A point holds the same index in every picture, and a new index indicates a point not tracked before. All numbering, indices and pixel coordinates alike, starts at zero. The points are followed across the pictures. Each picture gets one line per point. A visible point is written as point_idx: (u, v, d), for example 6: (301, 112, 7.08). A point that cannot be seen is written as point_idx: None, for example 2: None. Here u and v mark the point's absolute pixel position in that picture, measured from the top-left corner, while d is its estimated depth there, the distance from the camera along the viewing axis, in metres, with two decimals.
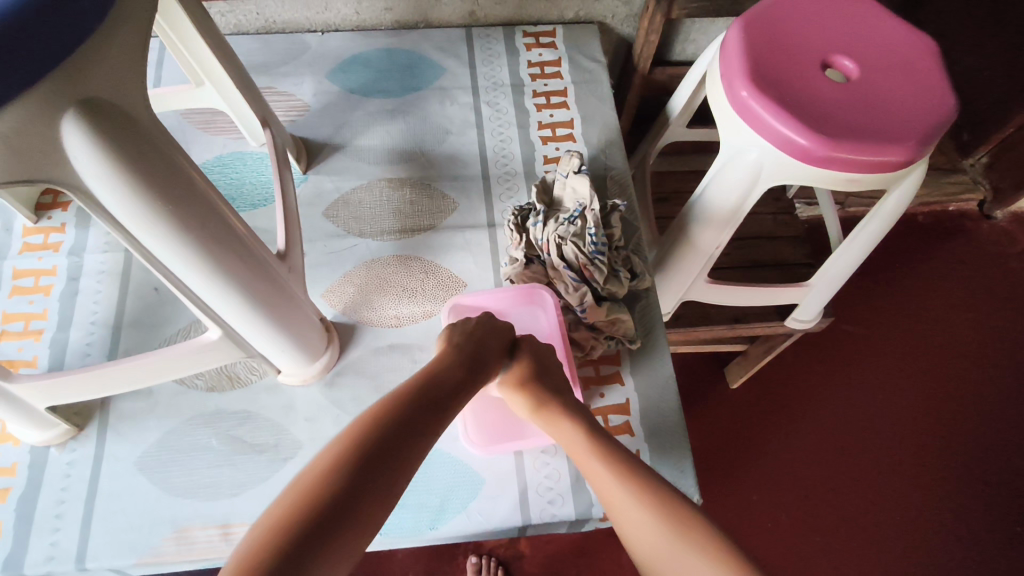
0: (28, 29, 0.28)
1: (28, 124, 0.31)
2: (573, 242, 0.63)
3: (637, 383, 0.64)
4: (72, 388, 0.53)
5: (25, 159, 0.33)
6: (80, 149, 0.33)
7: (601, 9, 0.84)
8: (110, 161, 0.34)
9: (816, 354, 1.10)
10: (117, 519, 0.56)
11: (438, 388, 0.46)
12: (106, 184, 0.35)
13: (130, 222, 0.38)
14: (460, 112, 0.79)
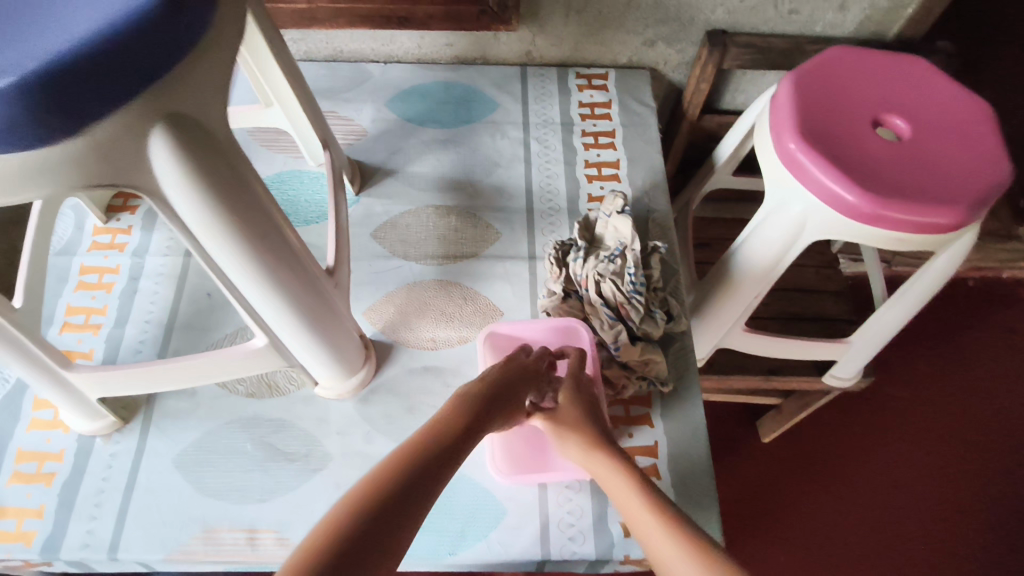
0: (130, 50, 0.32)
1: (121, 134, 0.34)
2: (612, 280, 0.64)
3: (666, 426, 0.64)
4: (124, 382, 0.56)
5: (113, 167, 0.35)
6: (163, 160, 0.36)
7: (655, 56, 0.87)
8: (189, 170, 0.37)
9: (854, 414, 1.07)
10: (151, 513, 0.58)
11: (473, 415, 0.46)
12: (183, 191, 0.38)
13: (199, 227, 0.40)
14: (510, 146, 0.81)
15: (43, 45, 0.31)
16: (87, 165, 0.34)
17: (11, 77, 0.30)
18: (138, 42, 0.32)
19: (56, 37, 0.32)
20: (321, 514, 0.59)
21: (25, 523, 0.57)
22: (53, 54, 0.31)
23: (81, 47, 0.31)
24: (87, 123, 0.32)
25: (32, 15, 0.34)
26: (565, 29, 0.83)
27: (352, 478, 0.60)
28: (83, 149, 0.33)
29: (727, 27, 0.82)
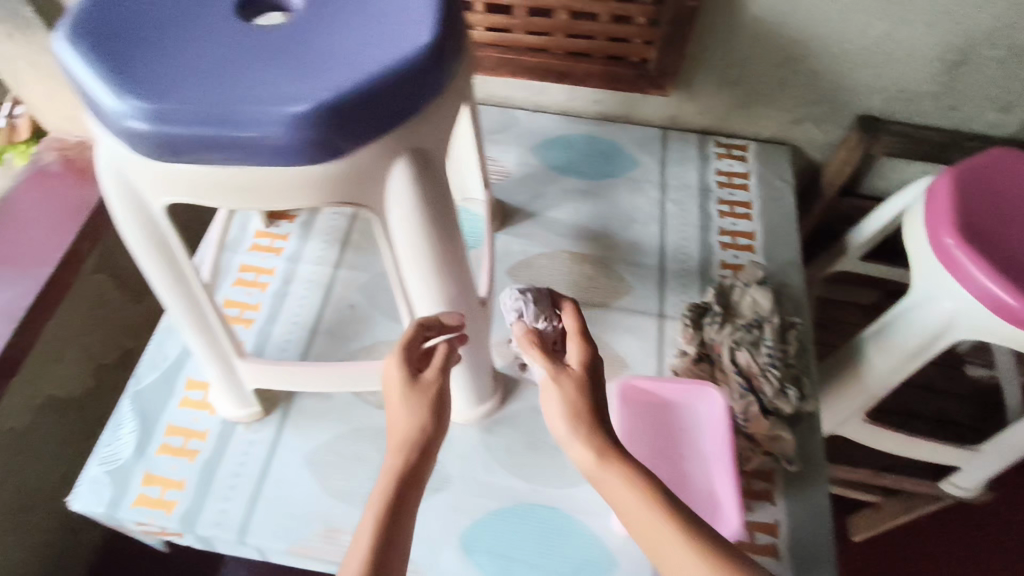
0: (401, 86, 0.36)
1: (373, 159, 0.38)
2: (748, 348, 0.64)
3: (788, 507, 0.62)
4: (284, 378, 0.60)
5: (359, 189, 0.39)
6: (399, 186, 0.40)
7: (799, 134, 0.88)
8: (418, 203, 0.41)
9: (962, 529, 1.00)
10: (280, 504, 0.61)
11: (404, 499, 0.38)
12: (405, 219, 0.41)
13: (406, 252, 0.44)
14: (647, 205, 0.83)
15: (331, 74, 0.36)
16: (339, 185, 0.38)
17: (309, 104, 0.34)
18: (409, 82, 0.37)
19: (340, 67, 0.36)
20: (436, 535, 0.60)
21: (168, 493, 0.61)
22: (342, 86, 0.35)
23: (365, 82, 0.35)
24: (353, 144, 0.36)
25: (310, 36, 0.38)
26: (715, 98, 0.85)
27: (469, 505, 0.62)
28: (342, 171, 0.38)
29: (880, 115, 0.82)
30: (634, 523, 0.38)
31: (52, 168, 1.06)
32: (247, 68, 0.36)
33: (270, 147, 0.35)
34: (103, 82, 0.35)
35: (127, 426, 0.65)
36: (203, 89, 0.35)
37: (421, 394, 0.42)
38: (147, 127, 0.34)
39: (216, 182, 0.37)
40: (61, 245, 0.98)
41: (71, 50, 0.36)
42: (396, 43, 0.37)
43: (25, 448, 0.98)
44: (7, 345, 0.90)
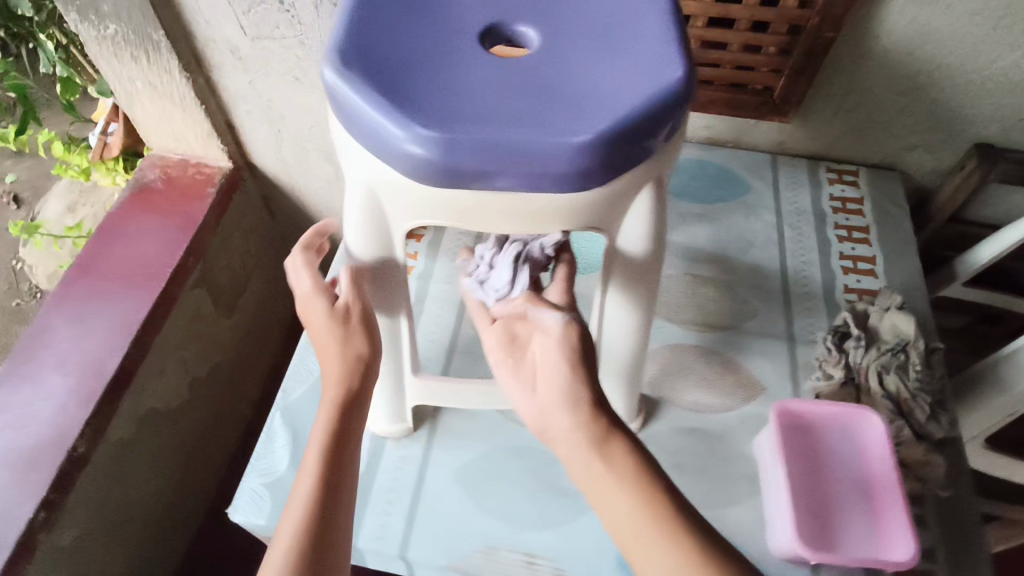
0: (672, 111, 0.37)
1: (630, 185, 0.39)
2: (897, 373, 0.65)
3: (942, 532, 0.62)
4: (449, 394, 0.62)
5: (608, 213, 0.40)
6: (641, 208, 0.41)
7: (909, 160, 0.89)
8: (654, 226, 0.42)
9: None
10: (437, 520, 0.62)
11: (338, 465, 0.47)
12: (634, 240, 0.43)
13: (622, 268, 0.46)
14: (764, 229, 0.84)
15: (605, 102, 0.36)
16: (592, 211, 0.39)
17: (594, 133, 0.35)
18: (676, 106, 0.37)
19: (610, 95, 0.37)
20: (594, 554, 0.60)
21: None
22: (620, 114, 0.36)
23: (642, 108, 0.36)
24: (623, 169, 0.37)
25: (566, 62, 0.38)
26: (829, 125, 0.87)
27: None
28: (603, 198, 0.38)
29: (997, 142, 0.83)
30: (593, 490, 0.47)
31: (156, 184, 1.08)
32: (518, 95, 0.36)
33: (552, 175, 0.36)
34: (385, 109, 0.36)
35: (280, 439, 0.66)
36: (485, 117, 0.35)
37: (361, 345, 0.49)
38: (433, 156, 0.35)
39: (481, 206, 0.38)
40: (170, 259, 1.00)
41: (342, 77, 0.37)
42: (657, 70, 0.38)
43: (129, 459, 0.99)
44: (124, 358, 0.91)
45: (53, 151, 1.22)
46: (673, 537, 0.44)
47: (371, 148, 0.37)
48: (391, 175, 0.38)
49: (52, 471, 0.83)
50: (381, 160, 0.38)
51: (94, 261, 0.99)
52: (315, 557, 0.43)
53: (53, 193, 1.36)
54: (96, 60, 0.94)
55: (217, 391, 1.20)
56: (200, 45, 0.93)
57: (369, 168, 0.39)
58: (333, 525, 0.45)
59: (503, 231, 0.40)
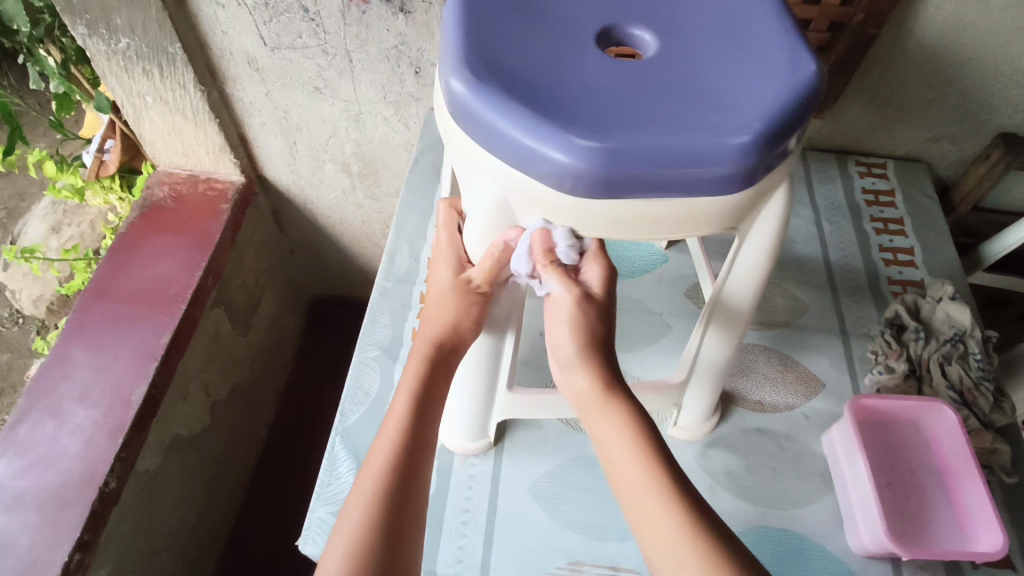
0: (806, 110, 0.38)
1: (769, 184, 0.40)
2: (959, 364, 0.66)
3: (1012, 518, 0.63)
4: (533, 407, 0.61)
5: (746, 214, 0.41)
6: (774, 209, 0.42)
7: (934, 151, 0.90)
8: (780, 224, 0.43)
9: None
10: (516, 538, 0.60)
11: (419, 430, 0.46)
12: (764, 238, 0.44)
13: (747, 266, 0.47)
14: (803, 224, 0.85)
15: (749, 104, 0.37)
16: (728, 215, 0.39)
17: (751, 135, 0.36)
18: (808, 105, 0.38)
19: (750, 95, 0.38)
20: None
21: None
22: (769, 115, 0.37)
23: (782, 109, 0.37)
24: (766, 171, 0.38)
25: (695, 68, 0.40)
26: (858, 120, 0.88)
27: None
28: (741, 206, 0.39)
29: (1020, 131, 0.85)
30: (604, 443, 0.47)
31: (166, 202, 1.03)
32: (660, 101, 0.37)
33: (709, 180, 0.37)
34: (538, 125, 0.36)
35: (344, 464, 0.64)
36: (639, 126, 0.36)
37: (472, 320, 0.49)
38: (593, 167, 0.35)
39: (630, 216, 0.38)
40: (189, 280, 0.96)
41: (484, 97, 0.37)
42: (786, 69, 0.39)
43: (156, 490, 0.94)
44: (150, 386, 0.88)
45: (44, 169, 1.12)
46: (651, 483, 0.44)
47: (518, 164, 0.37)
48: (539, 190, 0.38)
49: (85, 511, 0.79)
50: (527, 175, 0.38)
51: (108, 285, 0.95)
52: (387, 533, 0.41)
53: (32, 213, 1.28)
54: (104, 76, 0.90)
55: (235, 413, 1.15)
56: (216, 56, 0.90)
57: (511, 180, 0.39)
58: (411, 507, 0.43)
59: (640, 239, 0.40)
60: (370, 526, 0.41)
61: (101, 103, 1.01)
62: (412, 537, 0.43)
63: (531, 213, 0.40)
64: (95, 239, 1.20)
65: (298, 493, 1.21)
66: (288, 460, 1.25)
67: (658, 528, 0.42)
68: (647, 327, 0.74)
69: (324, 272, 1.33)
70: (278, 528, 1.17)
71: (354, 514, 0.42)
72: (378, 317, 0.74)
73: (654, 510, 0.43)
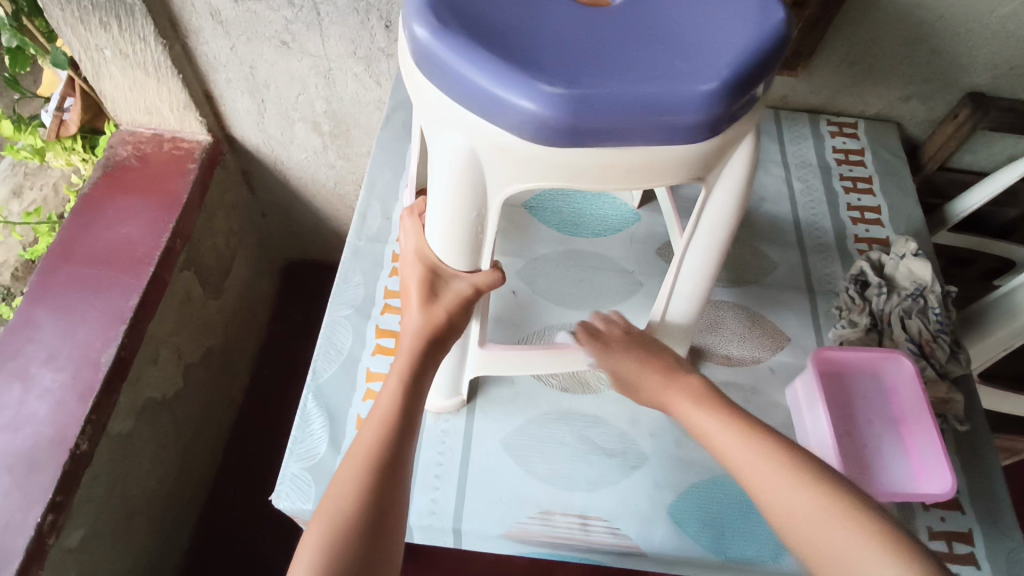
0: (775, 57, 0.38)
1: (733, 135, 0.39)
2: (919, 317, 0.67)
3: (961, 463, 0.66)
4: (506, 364, 0.61)
5: (715, 162, 0.40)
6: (740, 160, 0.42)
7: (904, 111, 0.91)
8: (746, 182, 0.43)
9: None
10: (487, 490, 0.62)
11: (410, 408, 0.48)
12: (730, 191, 0.44)
13: (712, 223, 0.46)
14: (775, 183, 0.85)
15: (718, 53, 0.37)
16: (694, 166, 0.39)
17: (720, 82, 0.35)
18: (778, 51, 0.38)
19: (719, 42, 0.37)
20: (645, 508, 0.62)
21: None
22: (736, 62, 0.36)
23: (751, 56, 0.37)
24: (732, 121, 0.38)
25: (664, 17, 0.39)
26: (830, 79, 0.88)
27: (670, 479, 0.63)
28: (710, 154, 0.39)
29: (987, 91, 0.86)
30: (720, 444, 0.49)
31: (130, 162, 1.01)
32: (627, 49, 0.37)
33: (676, 128, 0.36)
34: (502, 72, 0.35)
35: (316, 421, 0.64)
36: (605, 72, 0.35)
37: (461, 318, 0.51)
38: (557, 114, 0.35)
39: (594, 165, 0.38)
40: (157, 242, 0.94)
41: (449, 46, 0.36)
42: (756, 16, 0.39)
43: (130, 454, 0.94)
44: (120, 349, 0.87)
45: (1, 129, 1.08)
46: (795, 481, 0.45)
47: (484, 113, 0.37)
48: (507, 140, 0.37)
49: (58, 472, 0.79)
50: (492, 124, 0.37)
51: (73, 246, 0.93)
52: (374, 500, 0.44)
53: None
54: (59, 28, 0.87)
55: (210, 376, 1.14)
56: (176, 8, 0.87)
57: (478, 129, 0.38)
58: (399, 478, 0.45)
59: (605, 190, 0.40)
60: (358, 493, 0.43)
61: (57, 58, 0.97)
62: (395, 501, 0.45)
63: (498, 165, 0.39)
64: (58, 202, 1.18)
65: (275, 456, 1.21)
66: (264, 424, 1.25)
67: (831, 531, 0.42)
68: (619, 285, 0.75)
69: (296, 236, 1.32)
70: (256, 491, 1.18)
71: (344, 481, 0.44)
72: (350, 276, 0.74)
73: (802, 514, 0.43)
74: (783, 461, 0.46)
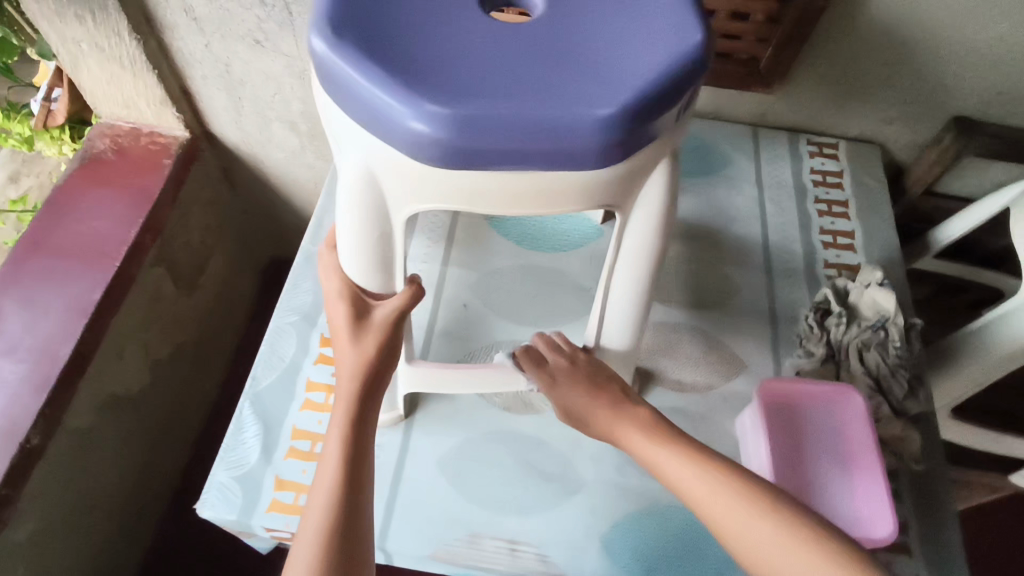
0: (688, 80, 0.35)
1: (643, 162, 0.38)
2: (877, 350, 0.65)
3: (914, 506, 0.63)
4: (439, 382, 0.60)
5: (626, 189, 0.38)
6: (655, 186, 0.40)
7: (888, 133, 0.88)
8: (665, 210, 0.41)
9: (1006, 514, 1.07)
10: (417, 509, 0.60)
11: (357, 456, 0.46)
12: (648, 217, 0.42)
13: (634, 251, 0.45)
14: (746, 203, 0.83)
15: (623, 74, 0.35)
16: (602, 193, 0.38)
17: (618, 106, 0.33)
18: (692, 74, 0.35)
19: (628, 62, 0.35)
20: (578, 536, 0.60)
21: (301, 499, 0.60)
22: (641, 86, 0.34)
23: (658, 79, 0.34)
24: (637, 148, 0.36)
25: (577, 32, 0.37)
26: (811, 97, 0.85)
27: (607, 507, 0.61)
28: (617, 180, 0.37)
29: (975, 115, 0.83)
30: (709, 508, 0.46)
31: (107, 156, 1.01)
32: (528, 66, 0.35)
33: (573, 153, 0.34)
34: (390, 88, 0.33)
35: (250, 429, 0.63)
36: (497, 92, 0.33)
37: (392, 352, 0.50)
38: (443, 137, 0.33)
39: (490, 189, 0.36)
40: (126, 237, 0.94)
41: (339, 55, 0.34)
42: (674, 35, 0.37)
43: (89, 447, 0.94)
44: (79, 344, 0.86)
45: None
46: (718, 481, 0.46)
47: (374, 131, 0.35)
48: (399, 159, 0.36)
49: (7, 464, 0.79)
50: (384, 142, 0.35)
51: (41, 238, 0.93)
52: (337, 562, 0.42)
53: None
54: (35, 20, 0.87)
55: (180, 372, 1.14)
56: (150, 4, 0.87)
57: (371, 147, 0.36)
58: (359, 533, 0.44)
59: (508, 214, 0.39)
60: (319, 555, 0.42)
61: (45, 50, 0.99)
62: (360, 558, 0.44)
63: (395, 185, 0.37)
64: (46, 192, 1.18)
65: None
66: None
67: None
68: (574, 302, 0.73)
69: (278, 233, 1.31)
70: None
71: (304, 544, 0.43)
72: (300, 282, 0.73)
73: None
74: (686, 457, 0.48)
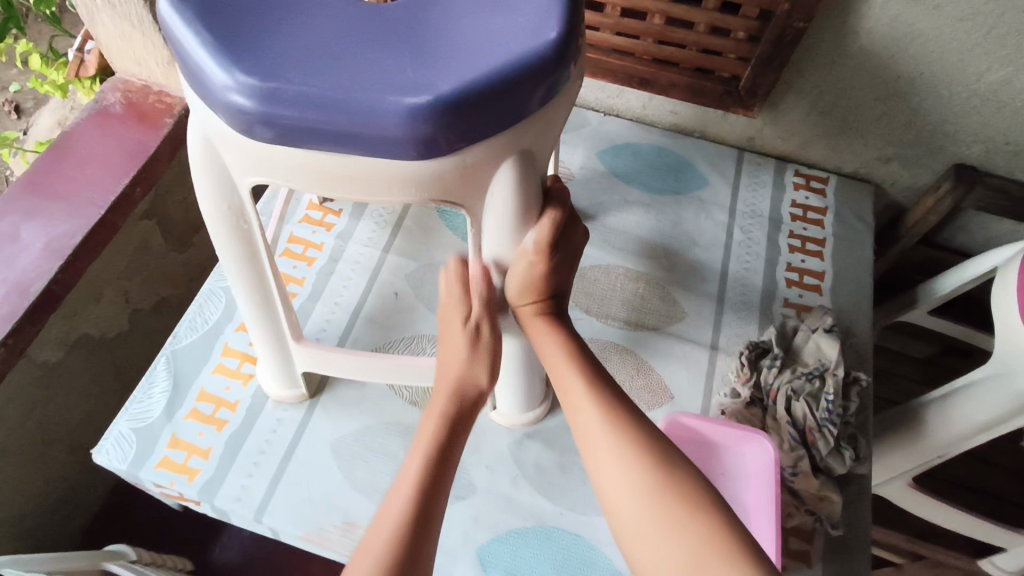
0: (525, 77, 0.34)
1: (481, 160, 0.36)
2: (806, 401, 0.60)
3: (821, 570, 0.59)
4: (336, 366, 0.59)
5: (461, 188, 0.38)
6: (501, 187, 0.38)
7: (885, 173, 0.82)
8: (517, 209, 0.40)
9: None
10: (300, 489, 0.60)
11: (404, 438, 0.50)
12: (499, 218, 0.41)
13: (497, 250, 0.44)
14: (713, 228, 0.79)
15: (454, 65, 0.34)
16: (433, 185, 0.37)
17: (430, 97, 0.33)
18: (528, 71, 0.34)
19: (465, 53, 0.34)
20: (455, 544, 0.58)
21: (191, 460, 0.61)
22: (466, 79, 0.33)
23: (487, 73, 0.33)
24: (460, 146, 0.35)
25: (431, 19, 0.36)
26: (800, 126, 0.80)
27: (491, 518, 0.59)
28: (449, 172, 0.36)
29: (979, 165, 0.76)
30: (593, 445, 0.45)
31: (115, 109, 0.98)
32: (360, 48, 0.34)
33: (381, 139, 0.34)
34: (210, 54, 0.34)
35: (159, 386, 0.65)
36: (315, 69, 0.33)
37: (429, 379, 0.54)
38: (252, 108, 0.33)
39: (311, 167, 0.36)
40: (115, 186, 0.92)
41: (175, 17, 0.35)
42: (527, 30, 0.35)
43: (55, 385, 0.93)
44: (50, 282, 0.85)
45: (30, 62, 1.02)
46: (693, 510, 0.40)
47: (204, 100, 0.35)
48: (225, 129, 0.36)
49: None
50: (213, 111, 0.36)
51: (40, 179, 0.91)
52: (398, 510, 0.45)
53: None
54: None
55: (163, 326, 1.12)
56: None
57: (204, 116, 0.37)
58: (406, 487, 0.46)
59: (348, 198, 0.38)
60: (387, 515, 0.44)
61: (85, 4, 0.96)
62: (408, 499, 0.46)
63: (230, 155, 0.38)
64: None
65: None
66: None
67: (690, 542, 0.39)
68: None
69: None
70: None
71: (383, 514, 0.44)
72: None
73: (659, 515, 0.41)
74: (646, 457, 0.43)
